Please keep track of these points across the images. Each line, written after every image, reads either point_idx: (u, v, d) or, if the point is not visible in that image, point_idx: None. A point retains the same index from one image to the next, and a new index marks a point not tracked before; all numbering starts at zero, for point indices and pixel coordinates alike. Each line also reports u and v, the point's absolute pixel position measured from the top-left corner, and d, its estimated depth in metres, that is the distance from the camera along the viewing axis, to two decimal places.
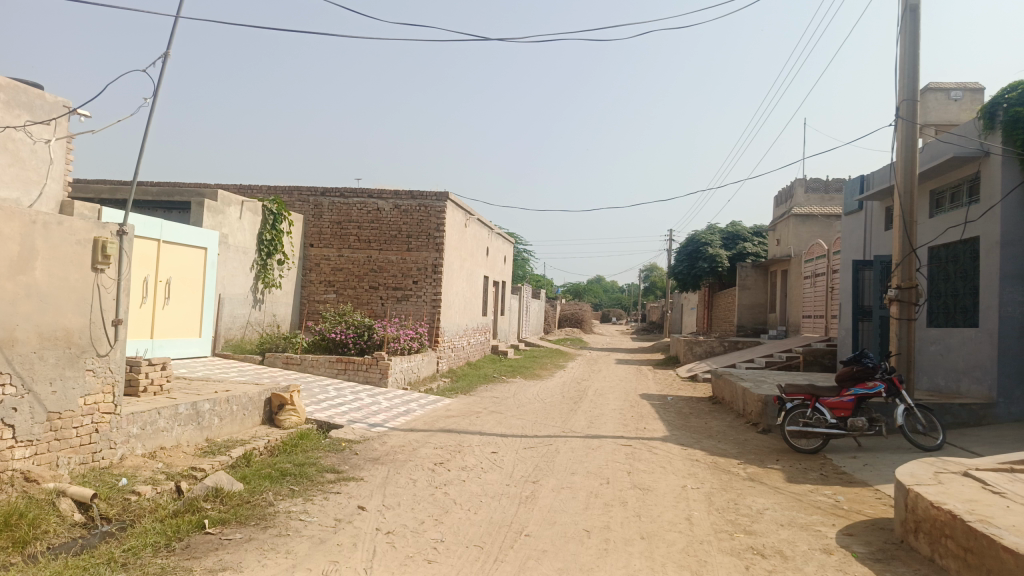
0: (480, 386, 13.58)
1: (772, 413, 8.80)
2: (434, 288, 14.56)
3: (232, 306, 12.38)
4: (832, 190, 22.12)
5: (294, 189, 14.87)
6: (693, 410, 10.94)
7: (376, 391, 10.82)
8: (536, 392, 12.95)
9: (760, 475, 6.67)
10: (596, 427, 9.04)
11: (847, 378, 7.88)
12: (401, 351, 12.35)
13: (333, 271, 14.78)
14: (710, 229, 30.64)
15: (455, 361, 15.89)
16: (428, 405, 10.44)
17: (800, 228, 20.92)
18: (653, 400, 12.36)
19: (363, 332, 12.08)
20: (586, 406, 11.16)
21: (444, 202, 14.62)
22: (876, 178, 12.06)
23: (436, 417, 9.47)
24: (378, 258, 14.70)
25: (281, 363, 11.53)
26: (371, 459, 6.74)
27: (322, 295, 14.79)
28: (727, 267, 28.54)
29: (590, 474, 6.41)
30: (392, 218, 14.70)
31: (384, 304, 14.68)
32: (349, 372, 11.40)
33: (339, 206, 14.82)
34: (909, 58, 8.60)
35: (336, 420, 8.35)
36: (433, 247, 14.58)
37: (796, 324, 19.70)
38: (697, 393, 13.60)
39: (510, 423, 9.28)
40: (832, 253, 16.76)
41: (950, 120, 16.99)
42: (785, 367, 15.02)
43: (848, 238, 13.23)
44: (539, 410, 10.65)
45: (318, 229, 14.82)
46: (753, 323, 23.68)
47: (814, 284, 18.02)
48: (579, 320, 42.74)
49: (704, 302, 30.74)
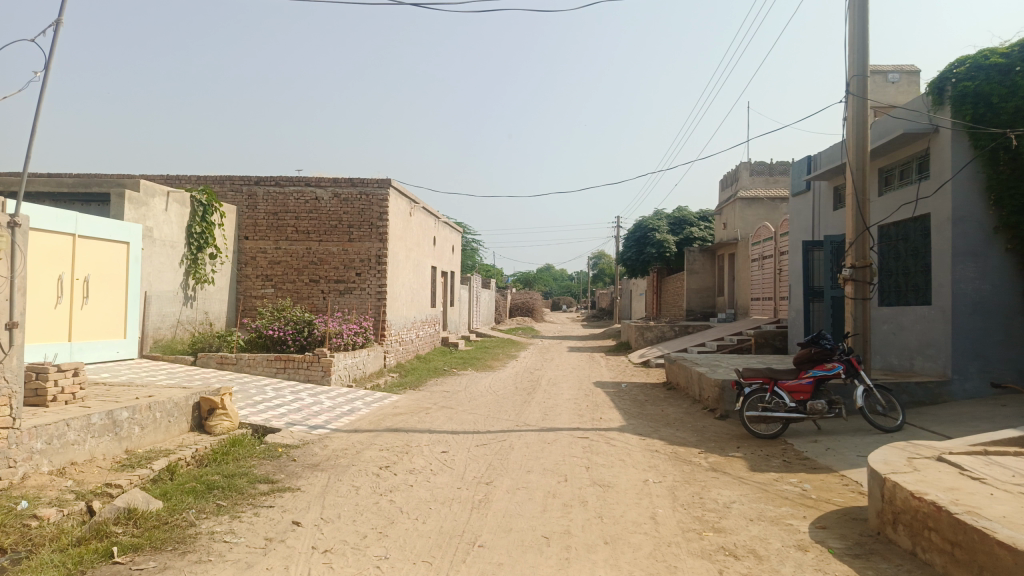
0: (429, 380, 13.11)
1: (729, 398, 8.57)
2: (378, 280, 13.99)
3: (160, 303, 11.60)
4: (777, 173, 22.24)
5: (225, 178, 14.08)
6: (648, 398, 10.69)
7: (319, 389, 10.25)
8: (488, 384, 12.54)
9: (722, 465, 6.39)
10: (550, 420, 8.69)
11: (806, 360, 7.66)
12: (344, 347, 11.79)
13: (271, 265, 14.06)
14: (657, 214, 30.69)
15: (403, 355, 15.36)
16: (373, 403, 9.93)
17: (747, 211, 20.97)
18: (607, 388, 12.09)
19: (303, 328, 11.47)
20: (539, 397, 10.81)
21: (386, 190, 14.05)
22: (823, 158, 11.97)
23: (382, 415, 8.97)
24: (318, 250, 14.04)
25: (215, 363, 10.84)
26: (310, 465, 6.22)
27: (260, 290, 14.06)
28: (675, 252, 28.63)
29: (546, 472, 6.03)
30: (332, 208, 14.05)
31: (326, 298, 14.04)
32: (290, 371, 10.78)
33: (275, 196, 14.10)
34: (859, 31, 8.40)
35: (273, 423, 7.78)
36: (376, 236, 14.00)
37: (745, 307, 19.77)
38: (650, 379, 13.40)
39: (460, 418, 8.86)
40: (779, 235, 16.79)
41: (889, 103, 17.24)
42: (737, 350, 14.96)
43: (796, 219, 13.16)
44: (490, 403, 10.25)
45: (252, 220, 14.08)
46: (702, 307, 23.75)
47: (762, 267, 18.06)
48: (529, 309, 42.52)
49: (653, 287, 30.81)
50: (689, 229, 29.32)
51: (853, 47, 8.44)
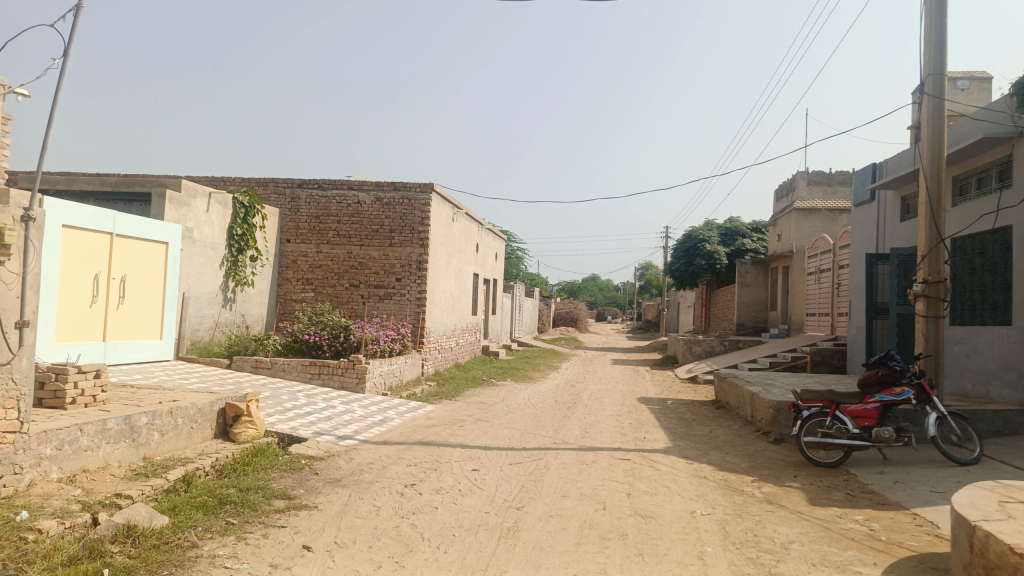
0: (467, 390, 12.72)
1: (785, 422, 7.95)
2: (418, 286, 13.69)
3: (199, 305, 11.50)
4: (836, 183, 21.24)
5: (269, 181, 13.99)
6: (696, 417, 10.08)
7: (352, 397, 9.95)
8: (527, 396, 12.09)
9: (778, 497, 5.82)
10: (591, 438, 8.20)
11: (871, 383, 7.02)
12: (381, 354, 11.47)
13: (311, 268, 13.89)
14: (708, 224, 29.86)
15: (442, 364, 15.02)
16: (407, 413, 9.56)
17: (803, 223, 20.09)
18: (652, 405, 11.51)
19: (339, 333, 11.19)
20: (580, 412, 10.32)
21: (429, 194, 13.75)
22: (890, 166, 11.24)
23: (415, 426, 8.60)
24: (358, 254, 13.82)
25: (250, 367, 10.64)
26: (332, 481, 5.86)
27: (300, 294, 13.90)
28: (726, 264, 27.77)
29: (583, 497, 5.55)
30: (373, 212, 13.82)
31: (365, 303, 13.78)
32: (324, 377, 10.51)
33: (317, 199, 13.94)
34: (936, 27, 7.72)
35: (300, 433, 7.47)
36: (417, 242, 13.72)
37: (799, 322, 18.91)
38: (698, 396, 12.76)
39: (495, 433, 8.43)
40: (838, 248, 15.95)
41: None
42: (791, 368, 14.20)
43: (858, 230, 12.42)
44: (529, 417, 9.79)
45: (294, 223, 13.93)
46: (753, 321, 22.90)
47: (819, 281, 17.21)
48: (574, 319, 41.92)
49: (702, 300, 29.95)
50: (741, 240, 28.40)
51: (929, 43, 7.77)
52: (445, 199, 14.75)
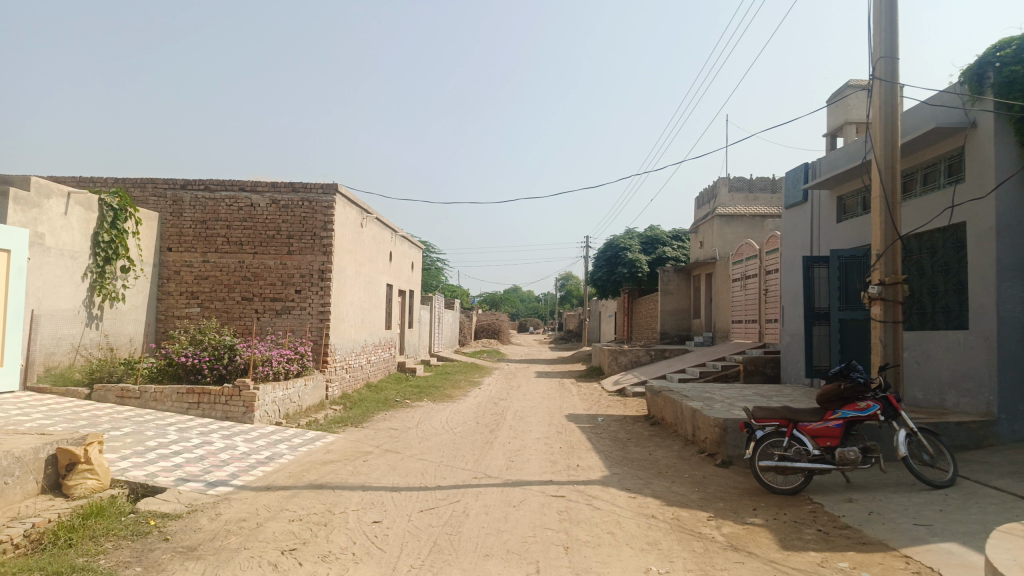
0: (377, 413, 11.38)
1: (733, 442, 7.09)
2: (320, 298, 12.28)
3: (55, 325, 9.79)
4: (756, 189, 20.94)
5: (147, 181, 12.32)
6: (630, 437, 9.13)
7: (237, 429, 8.49)
8: (444, 418, 10.88)
9: (743, 540, 4.84)
10: (517, 468, 7.08)
11: (832, 397, 6.22)
12: (275, 377, 10.00)
13: (197, 280, 12.27)
14: (629, 233, 29.48)
15: (349, 384, 13.61)
16: (301, 445, 8.18)
17: (725, 229, 19.73)
18: (581, 423, 10.51)
19: (223, 354, 9.62)
20: (504, 436, 9.20)
21: (332, 196, 12.40)
22: (825, 165, 10.70)
23: (309, 462, 7.26)
24: (252, 263, 12.31)
25: (114, 397, 9.07)
26: (183, 550, 4.49)
27: (184, 309, 12.26)
28: (647, 272, 27.38)
29: (510, 557, 4.40)
30: (268, 216, 12.38)
31: (260, 319, 12.26)
32: (204, 407, 9.02)
33: (204, 202, 12.35)
34: (888, 5, 7.02)
35: (159, 481, 6.02)
36: (320, 249, 12.34)
37: (725, 330, 18.44)
38: (629, 411, 11.88)
39: (406, 468, 7.20)
40: (764, 252, 15.52)
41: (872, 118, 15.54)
42: (722, 378, 13.53)
43: (790, 232, 11.87)
44: (446, 444, 8.60)
45: (178, 230, 12.31)
46: (677, 330, 22.45)
47: (745, 286, 16.74)
48: (495, 331, 40.89)
49: (623, 309, 29.44)
50: (662, 248, 28.11)
51: (879, 25, 7.09)
52: (351, 203, 13.41)
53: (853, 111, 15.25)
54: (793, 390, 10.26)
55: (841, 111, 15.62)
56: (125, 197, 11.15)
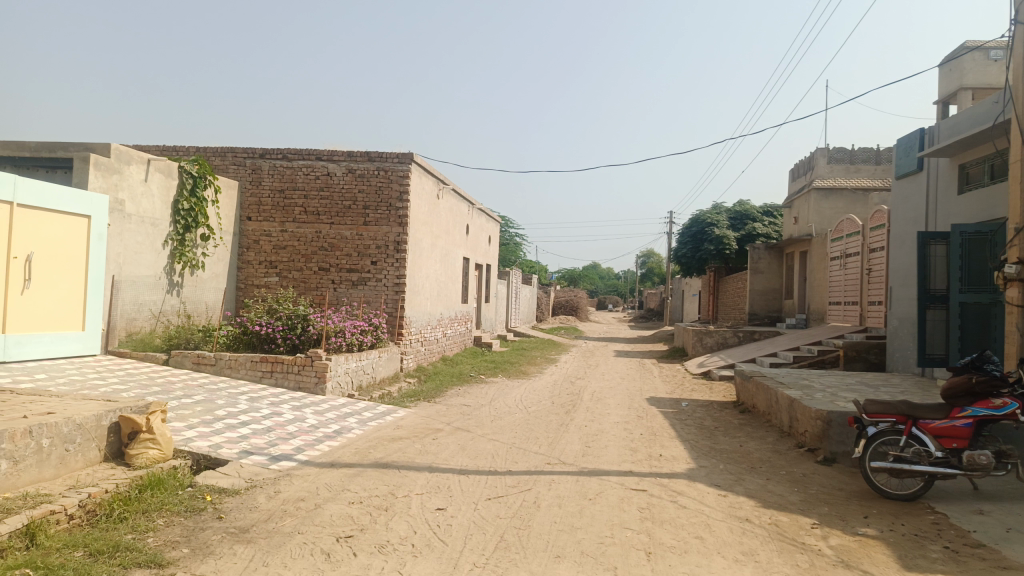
0: (451, 388, 11.09)
1: (837, 437, 6.38)
2: (396, 270, 12.05)
3: (136, 291, 9.88)
4: (859, 161, 19.36)
5: (227, 149, 12.33)
6: (717, 425, 8.46)
7: (307, 400, 8.31)
8: (519, 397, 10.47)
9: (855, 555, 4.19)
10: (594, 455, 6.58)
11: (961, 391, 5.40)
12: (348, 348, 9.79)
13: (275, 250, 12.24)
14: (716, 208, 28.22)
15: (425, 358, 13.40)
16: (371, 420, 7.92)
17: (823, 203, 18.45)
18: (664, 407, 9.89)
19: (297, 324, 9.42)
20: (581, 418, 8.70)
21: (408, 164, 12.08)
22: (944, 130, 9.58)
23: (377, 438, 6.98)
24: (329, 233, 12.18)
25: (191, 363, 9.07)
26: (234, 532, 4.22)
27: (263, 278, 12.26)
28: (735, 250, 26.14)
29: (585, 561, 3.91)
30: (345, 185, 12.18)
31: (336, 289, 12.14)
32: (277, 376, 8.90)
33: (282, 170, 12.27)
34: None
35: (222, 453, 5.83)
36: (395, 219, 12.07)
37: (820, 312, 17.28)
38: (715, 396, 11.16)
39: (477, 449, 6.81)
40: (868, 229, 14.33)
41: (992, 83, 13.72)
42: (818, 363, 12.58)
43: (901, 205, 10.78)
44: (520, 424, 8.18)
45: (256, 199, 12.29)
46: (766, 311, 21.31)
47: (844, 265, 15.56)
48: (574, 307, 40.29)
49: (708, 288, 28.31)
50: (751, 225, 26.80)
51: None
52: (428, 172, 13.10)
53: (969, 75, 13.55)
54: (902, 380, 9.32)
55: (955, 76, 13.94)
56: (205, 164, 11.13)
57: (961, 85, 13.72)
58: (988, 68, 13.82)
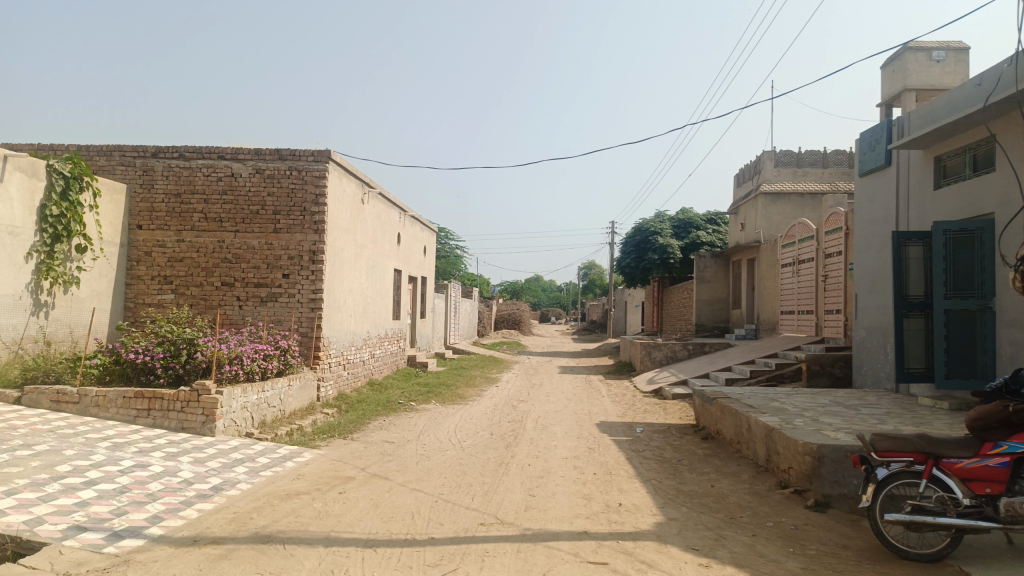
0: (373, 419, 9.67)
1: (830, 477, 5.28)
2: (311, 284, 10.57)
3: None
4: (806, 164, 18.67)
5: (114, 148, 10.70)
6: (680, 457, 7.30)
7: (188, 444, 6.78)
8: (453, 427, 9.13)
9: None
10: (539, 509, 5.29)
11: (994, 423, 4.38)
12: (246, 377, 8.23)
13: (170, 263, 10.62)
14: (659, 216, 27.50)
15: (347, 383, 11.93)
16: (265, 467, 6.45)
17: (771, 208, 17.90)
18: (617, 435, 8.70)
19: (181, 350, 7.79)
20: (523, 454, 7.42)
21: (324, 163, 10.66)
22: (917, 120, 8.76)
23: (266, 496, 5.54)
24: (233, 243, 10.64)
25: (48, 401, 7.42)
26: None
27: (155, 296, 10.62)
28: (680, 259, 25.43)
29: None
30: (251, 187, 10.69)
31: (242, 307, 10.59)
32: (155, 415, 7.35)
33: (178, 171, 10.68)
34: None
35: (40, 531, 4.28)
36: (310, 227, 10.62)
37: (772, 321, 16.48)
38: (671, 418, 10.05)
39: (393, 505, 5.44)
40: (823, 234, 13.58)
41: (938, 86, 12.45)
42: (777, 378, 11.64)
43: (867, 204, 9.97)
44: (450, 466, 6.84)
45: (148, 204, 10.67)
46: (714, 322, 20.52)
47: (797, 273, 14.80)
48: (515, 321, 39.08)
49: (654, 298, 27.50)
50: (696, 233, 26.19)
51: None
52: (350, 174, 11.74)
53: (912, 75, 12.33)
54: (877, 398, 8.37)
55: (899, 77, 12.74)
56: (81, 163, 9.43)
57: (905, 86, 12.56)
58: (931, 69, 12.64)
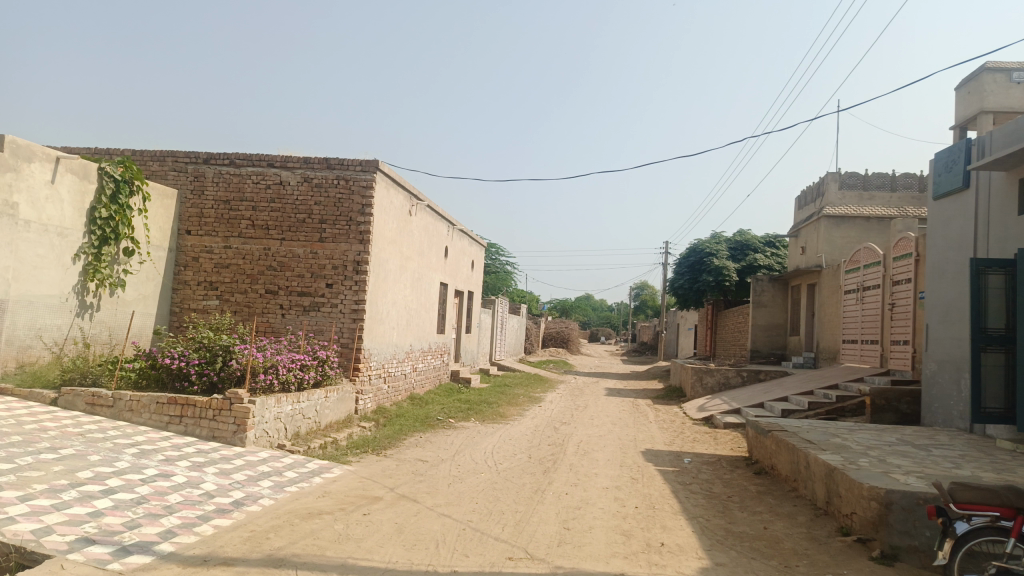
0: (410, 435, 9.40)
1: (898, 528, 4.74)
2: (354, 295, 10.41)
3: (33, 314, 8.24)
4: (873, 187, 17.82)
5: (167, 153, 10.77)
6: (730, 493, 6.79)
7: (217, 455, 6.61)
8: (490, 447, 8.79)
9: None
10: (573, 545, 4.90)
11: None
12: (281, 387, 8.06)
13: (217, 269, 10.61)
14: (715, 238, 26.77)
15: (387, 396, 11.72)
16: (292, 483, 6.22)
17: (834, 232, 17.16)
18: (663, 464, 8.22)
19: (217, 357, 7.67)
20: (561, 481, 7.02)
21: (372, 174, 10.51)
22: (999, 139, 8.11)
23: (287, 514, 5.29)
24: (278, 250, 10.57)
25: (84, 404, 7.37)
26: None
27: (201, 301, 10.61)
28: (735, 282, 24.65)
29: None
30: (299, 196, 10.61)
31: (284, 316, 10.48)
32: (187, 422, 7.22)
33: (228, 177, 10.68)
34: None
35: (45, 542, 4.09)
36: (355, 236, 10.48)
37: (832, 350, 15.68)
38: (721, 449, 9.50)
39: (418, 531, 5.12)
40: (891, 259, 12.82)
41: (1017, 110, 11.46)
42: (838, 410, 10.95)
43: (941, 229, 9.31)
44: (483, 490, 6.49)
45: (198, 210, 10.69)
46: (770, 348, 19.72)
47: (861, 300, 14.02)
48: (564, 339, 38.59)
49: (707, 321, 26.71)
50: (753, 256, 25.38)
51: None
52: (398, 185, 11.59)
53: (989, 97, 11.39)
54: (950, 438, 7.70)
55: (975, 99, 11.80)
56: (132, 166, 9.51)
57: (980, 109, 11.61)
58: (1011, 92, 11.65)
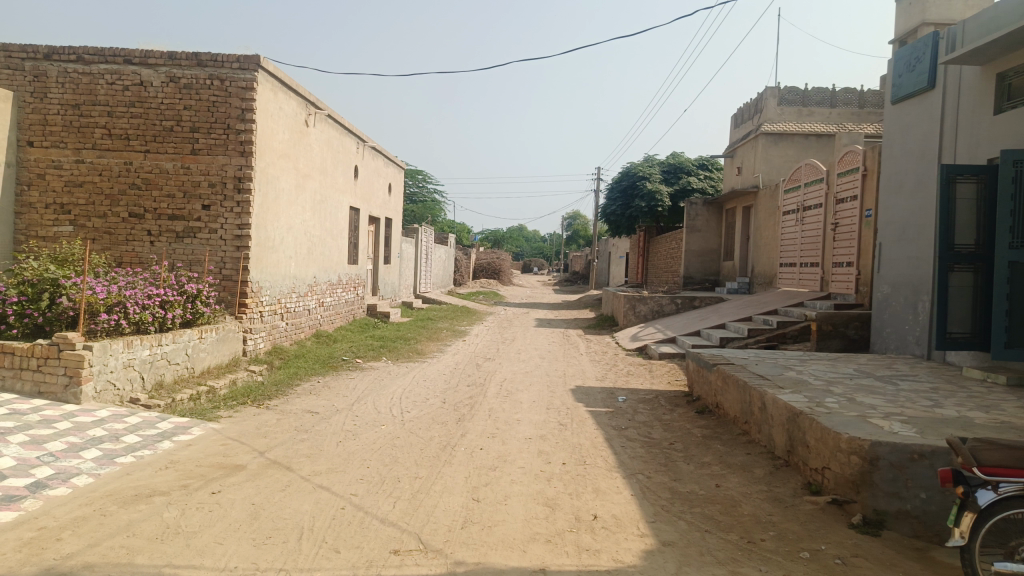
0: (306, 381, 8.10)
1: (884, 489, 3.79)
2: (235, 218, 8.86)
3: None
4: (812, 103, 16.99)
5: None
6: (672, 440, 5.80)
7: (34, 418, 5.17)
8: (399, 392, 7.58)
9: None
10: (483, 527, 3.77)
11: None
12: (132, 328, 6.60)
13: (68, 188, 8.82)
14: (648, 161, 25.82)
15: (286, 336, 10.32)
16: (127, 451, 4.86)
17: (771, 150, 16.33)
18: (594, 405, 7.19)
19: (42, 293, 6.18)
20: (475, 432, 5.89)
21: (252, 72, 8.85)
22: (971, 30, 7.08)
23: (101, 499, 3.97)
24: (142, 165, 8.86)
25: None
26: None
27: (50, 228, 8.84)
28: (668, 206, 23.85)
29: None
30: (164, 99, 8.85)
31: (154, 244, 8.88)
32: (4, 375, 5.76)
33: (75, 77, 8.78)
34: None
35: None
36: (234, 148, 8.86)
37: (768, 275, 15.01)
38: (659, 384, 8.56)
39: (278, 515, 3.88)
40: (835, 176, 12.00)
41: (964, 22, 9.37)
42: (779, 338, 10.19)
43: (900, 137, 8.39)
44: (379, 450, 5.29)
45: (40, 116, 8.79)
46: (702, 275, 19.06)
47: (801, 221, 13.25)
48: (495, 270, 37.56)
49: (639, 248, 25.98)
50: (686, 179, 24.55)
51: None
52: (288, 89, 9.93)
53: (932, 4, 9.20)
54: (910, 368, 6.91)
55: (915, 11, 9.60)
56: None
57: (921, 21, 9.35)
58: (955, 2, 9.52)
